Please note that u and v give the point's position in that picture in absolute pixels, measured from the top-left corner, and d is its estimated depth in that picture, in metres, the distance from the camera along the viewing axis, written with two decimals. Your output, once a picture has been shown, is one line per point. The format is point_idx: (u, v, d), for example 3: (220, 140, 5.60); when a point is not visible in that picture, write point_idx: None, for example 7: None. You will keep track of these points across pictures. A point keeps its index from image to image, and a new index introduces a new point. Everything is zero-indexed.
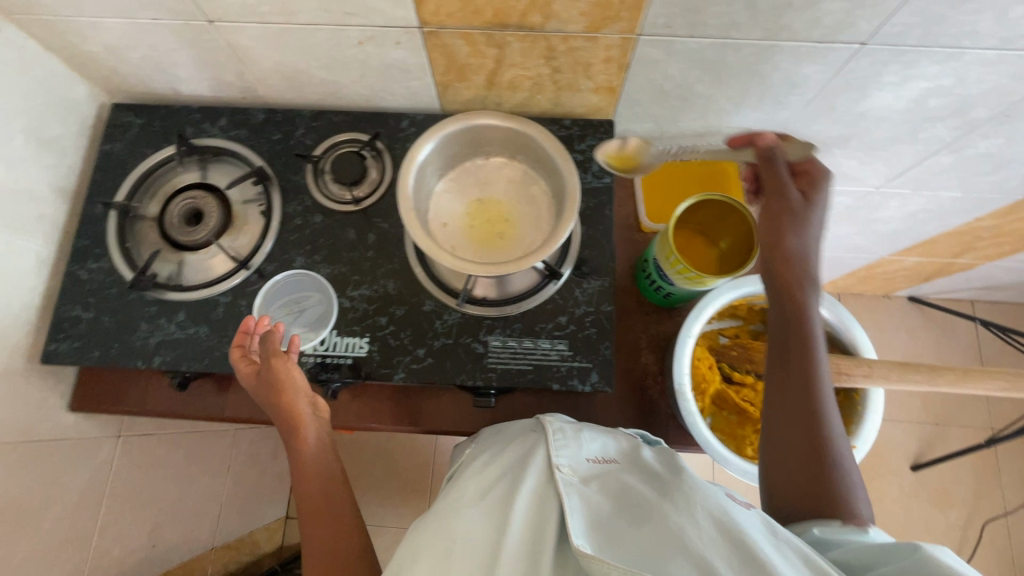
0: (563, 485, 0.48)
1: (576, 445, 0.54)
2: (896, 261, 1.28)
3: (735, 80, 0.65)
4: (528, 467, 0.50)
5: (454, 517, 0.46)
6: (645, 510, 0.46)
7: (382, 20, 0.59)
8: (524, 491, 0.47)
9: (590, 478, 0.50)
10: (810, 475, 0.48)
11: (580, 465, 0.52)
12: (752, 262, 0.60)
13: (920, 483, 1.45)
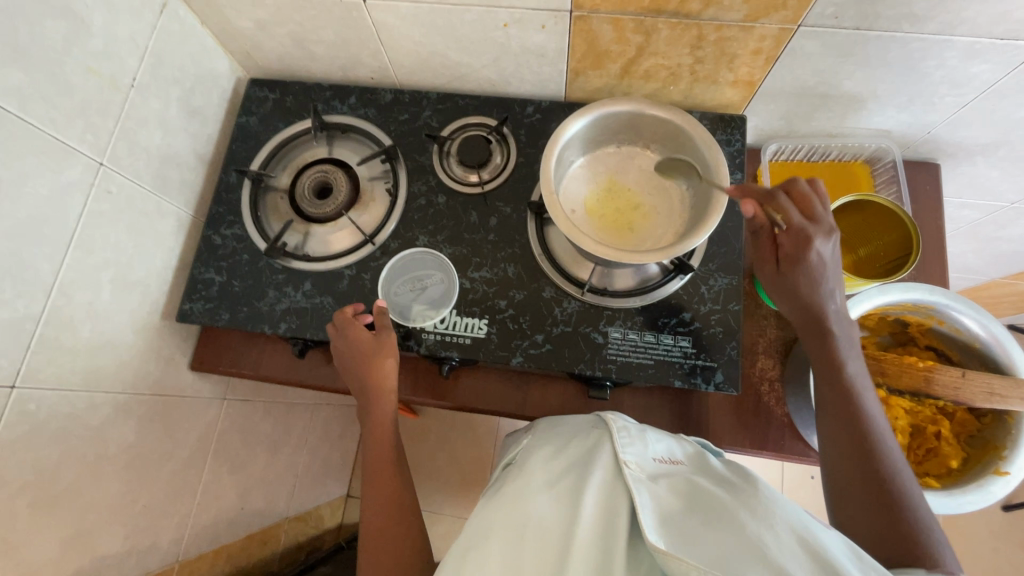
0: (631, 480, 0.46)
1: (642, 444, 0.52)
2: (1007, 285, 1.20)
3: (890, 78, 0.62)
4: (594, 461, 0.48)
5: (522, 500, 0.44)
6: (716, 509, 0.43)
7: (536, 3, 0.59)
8: (592, 484, 0.45)
9: (658, 477, 0.47)
10: (871, 506, 0.46)
11: (647, 464, 0.49)
12: (909, 269, 0.57)
13: (1011, 525, 1.35)
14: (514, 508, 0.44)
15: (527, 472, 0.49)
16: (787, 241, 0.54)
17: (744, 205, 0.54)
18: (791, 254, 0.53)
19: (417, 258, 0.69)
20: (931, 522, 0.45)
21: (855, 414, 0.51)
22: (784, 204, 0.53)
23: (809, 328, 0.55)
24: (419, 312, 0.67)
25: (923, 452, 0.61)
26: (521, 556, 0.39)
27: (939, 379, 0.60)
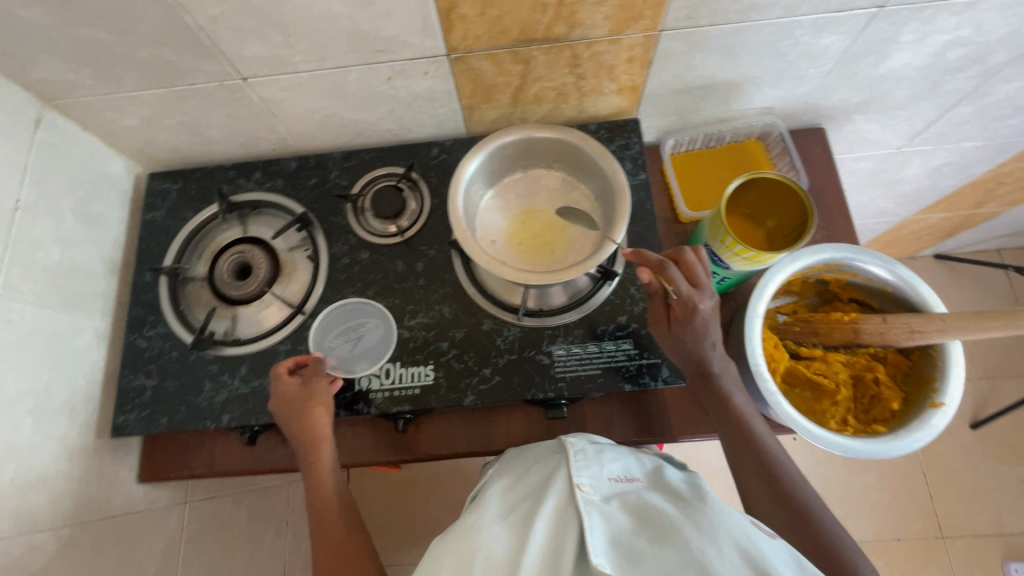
0: (583, 503, 0.47)
1: (599, 465, 0.53)
2: (921, 219, 1.28)
3: (756, 61, 0.66)
4: (548, 487, 0.50)
5: (475, 532, 0.45)
6: (664, 524, 0.44)
7: (412, 53, 0.60)
8: (542, 511, 0.46)
9: (611, 496, 0.49)
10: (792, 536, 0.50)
11: (602, 484, 0.51)
12: (811, 234, 0.59)
13: (982, 440, 1.42)
14: (465, 539, 0.45)
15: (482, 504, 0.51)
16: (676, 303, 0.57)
17: (641, 273, 0.56)
18: (681, 317, 0.57)
19: (349, 308, 0.68)
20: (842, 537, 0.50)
21: (752, 447, 0.55)
22: (675, 274, 0.56)
23: (696, 377, 0.59)
24: (362, 372, 0.66)
25: (868, 400, 0.64)
26: None
27: (866, 328, 0.64)
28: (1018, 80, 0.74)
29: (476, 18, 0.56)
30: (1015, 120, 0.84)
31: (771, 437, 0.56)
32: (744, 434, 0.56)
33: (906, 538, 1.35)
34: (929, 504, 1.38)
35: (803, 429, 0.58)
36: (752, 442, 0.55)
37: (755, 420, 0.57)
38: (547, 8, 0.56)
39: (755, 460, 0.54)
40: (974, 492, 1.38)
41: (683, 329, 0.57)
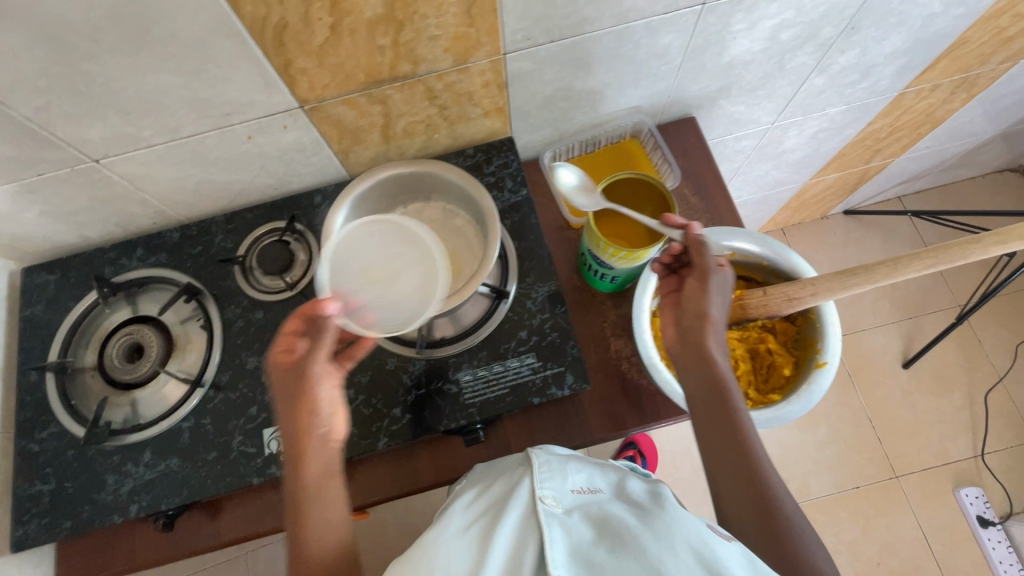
0: (546, 517, 0.47)
1: (563, 477, 0.54)
2: (818, 182, 1.35)
3: (606, 67, 0.69)
4: (511, 500, 0.49)
5: (436, 547, 0.45)
6: (626, 535, 0.45)
7: (263, 110, 0.60)
8: (504, 526, 0.46)
9: (574, 509, 0.49)
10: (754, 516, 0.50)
11: (566, 498, 0.51)
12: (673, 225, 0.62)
13: (916, 376, 1.49)
14: (429, 552, 0.44)
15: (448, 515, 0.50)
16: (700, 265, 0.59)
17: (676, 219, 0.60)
18: (721, 283, 0.59)
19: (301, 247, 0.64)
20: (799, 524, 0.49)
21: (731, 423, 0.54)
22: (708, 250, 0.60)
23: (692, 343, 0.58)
24: (271, 435, 0.65)
25: (766, 369, 0.67)
26: None
27: (751, 302, 0.66)
28: (854, 48, 0.80)
29: (317, 68, 0.57)
30: (865, 82, 0.91)
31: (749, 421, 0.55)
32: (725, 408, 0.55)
33: (865, 485, 1.40)
34: (879, 447, 1.44)
35: None
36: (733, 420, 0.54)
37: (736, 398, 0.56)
38: (385, 50, 0.57)
39: (731, 436, 0.53)
40: (917, 427, 1.45)
41: (722, 294, 0.58)
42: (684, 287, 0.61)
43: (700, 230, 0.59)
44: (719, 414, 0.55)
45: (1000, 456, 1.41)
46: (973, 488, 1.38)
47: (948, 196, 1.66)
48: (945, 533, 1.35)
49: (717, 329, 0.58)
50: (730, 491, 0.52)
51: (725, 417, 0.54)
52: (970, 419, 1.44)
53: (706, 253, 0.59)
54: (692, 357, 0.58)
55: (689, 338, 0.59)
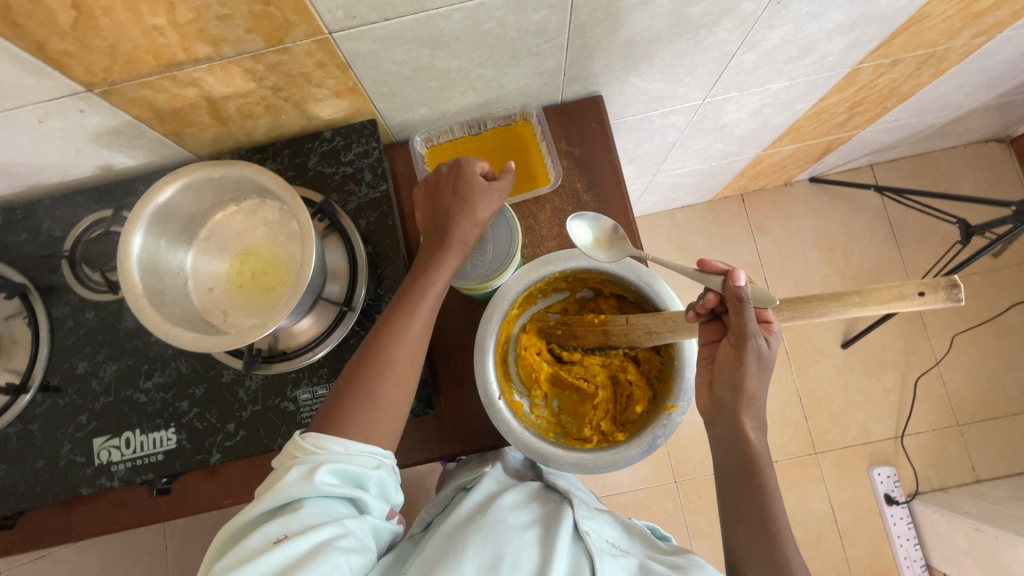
0: (593, 550, 0.57)
1: (599, 525, 0.63)
2: (775, 152, 1.24)
3: (473, 46, 0.59)
4: (561, 525, 0.59)
5: (506, 549, 0.55)
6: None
7: (40, 94, 0.51)
8: (560, 549, 0.56)
9: (614, 553, 0.58)
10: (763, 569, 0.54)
11: (603, 541, 0.60)
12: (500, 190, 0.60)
13: (853, 357, 1.47)
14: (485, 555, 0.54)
15: (498, 510, 0.61)
16: (733, 321, 0.54)
17: (738, 274, 0.53)
18: (756, 354, 0.55)
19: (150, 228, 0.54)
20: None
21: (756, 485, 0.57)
22: (749, 312, 0.53)
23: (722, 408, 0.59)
24: (101, 445, 0.62)
25: (624, 400, 0.63)
26: None
27: (613, 329, 0.61)
28: (785, 25, 0.68)
29: (83, 50, 0.47)
30: (807, 58, 0.79)
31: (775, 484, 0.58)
32: (753, 468, 0.57)
33: (783, 460, 1.43)
34: (804, 424, 1.45)
35: (540, 453, 0.57)
36: (758, 479, 0.57)
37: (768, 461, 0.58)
38: (166, 31, 0.47)
39: (749, 493, 0.57)
40: (845, 406, 1.45)
41: (761, 361, 0.56)
42: (722, 348, 0.58)
43: (742, 286, 0.53)
44: (749, 482, 0.57)
45: (919, 437, 1.42)
46: (887, 467, 1.40)
47: (922, 167, 1.54)
48: (851, 507, 1.40)
49: (752, 404, 0.58)
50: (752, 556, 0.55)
51: (751, 479, 0.57)
52: (898, 402, 1.44)
53: (744, 314, 0.53)
54: (718, 425, 0.60)
55: (721, 406, 0.59)
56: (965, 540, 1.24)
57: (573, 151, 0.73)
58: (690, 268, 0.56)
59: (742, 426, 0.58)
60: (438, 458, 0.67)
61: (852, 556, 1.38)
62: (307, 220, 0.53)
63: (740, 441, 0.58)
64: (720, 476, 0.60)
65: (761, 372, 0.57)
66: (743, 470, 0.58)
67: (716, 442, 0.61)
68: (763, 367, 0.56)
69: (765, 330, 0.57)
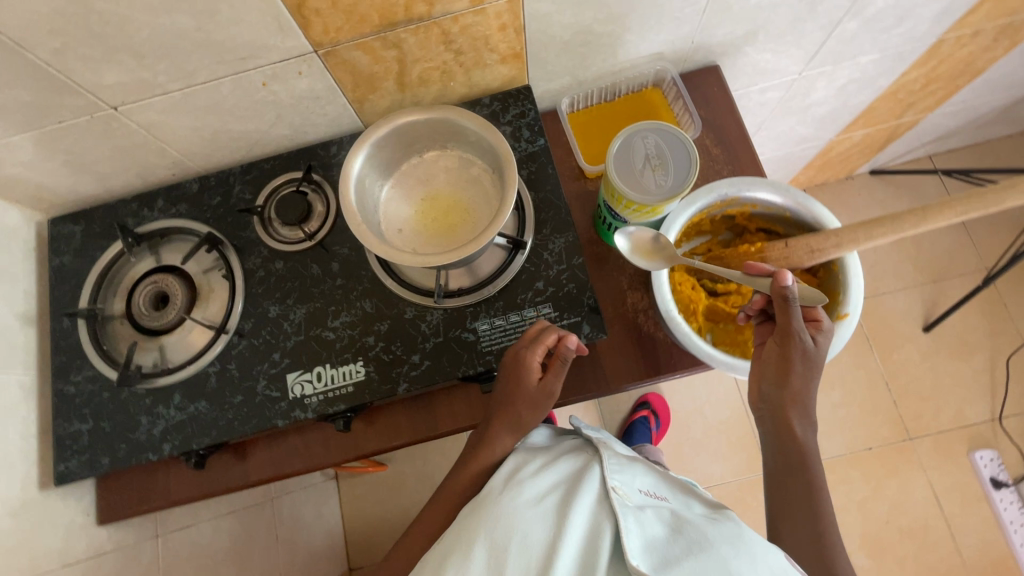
0: (619, 506, 0.54)
1: (631, 475, 0.61)
2: (847, 138, 1.30)
3: (629, 9, 0.67)
4: (585, 483, 0.56)
5: (518, 511, 0.53)
6: (697, 537, 0.52)
7: (278, 55, 0.59)
8: (581, 506, 0.54)
9: (644, 505, 0.56)
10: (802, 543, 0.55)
11: (634, 492, 0.58)
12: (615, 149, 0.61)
13: (936, 341, 1.46)
14: (505, 521, 0.52)
15: (521, 473, 0.58)
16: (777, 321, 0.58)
17: (782, 274, 0.56)
18: (800, 351, 0.58)
19: (367, 161, 0.62)
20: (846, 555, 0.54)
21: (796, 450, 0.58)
22: (793, 311, 0.57)
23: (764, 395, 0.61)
24: (295, 379, 0.67)
25: None
26: (508, 564, 0.50)
27: (771, 256, 0.65)
28: None
29: (330, 10, 0.55)
30: (901, 28, 0.86)
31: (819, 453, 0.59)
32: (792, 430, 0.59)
33: (877, 447, 1.40)
34: (894, 409, 1.43)
35: (723, 364, 0.63)
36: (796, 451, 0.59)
37: (808, 442, 0.59)
38: None
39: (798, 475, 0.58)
40: (935, 390, 1.43)
41: (804, 361, 0.59)
42: (767, 344, 0.61)
43: (790, 286, 0.57)
44: (795, 479, 0.58)
45: (1017, 419, 1.39)
46: (989, 450, 1.38)
47: (981, 155, 1.59)
48: (956, 495, 1.36)
49: (799, 402, 0.59)
50: (792, 540, 0.56)
51: (794, 446, 0.59)
52: (990, 384, 1.42)
53: (789, 312, 0.57)
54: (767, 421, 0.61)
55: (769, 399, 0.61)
56: None
57: (699, 112, 0.79)
58: (737, 273, 0.62)
59: (789, 424, 0.59)
60: (600, 394, 0.69)
61: (964, 547, 1.33)
62: (509, 154, 0.60)
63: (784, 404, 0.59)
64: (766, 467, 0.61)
65: (810, 365, 0.59)
66: (790, 467, 0.58)
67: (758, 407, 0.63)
68: (808, 363, 0.59)
69: (812, 329, 0.61)
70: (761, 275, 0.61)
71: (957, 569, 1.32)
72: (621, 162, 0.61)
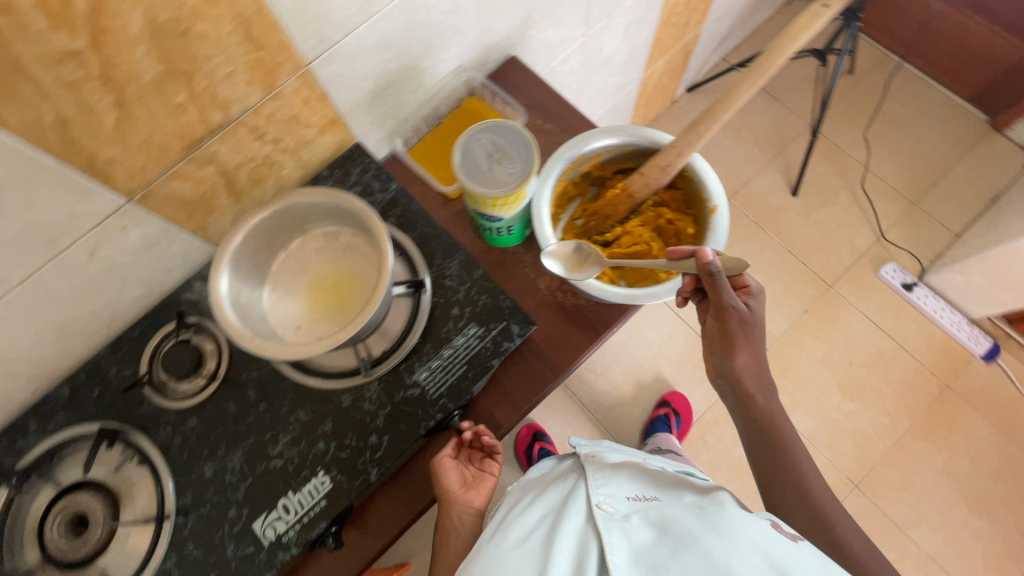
0: (603, 523, 0.62)
1: (616, 489, 0.69)
2: (653, 71, 1.45)
3: (412, 39, 0.70)
4: (570, 509, 0.65)
5: (502, 555, 0.62)
6: (681, 532, 0.57)
7: (92, 220, 0.56)
8: (563, 533, 0.61)
9: (630, 512, 0.64)
10: (793, 502, 0.66)
11: (620, 503, 0.66)
12: (459, 161, 0.63)
13: (806, 199, 1.65)
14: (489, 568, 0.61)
15: (511, 524, 0.67)
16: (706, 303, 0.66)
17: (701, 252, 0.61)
18: (737, 319, 0.66)
19: (235, 275, 0.60)
20: (824, 500, 0.65)
21: (754, 412, 0.70)
22: (719, 283, 0.63)
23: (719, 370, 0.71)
24: (263, 524, 0.61)
25: (675, 238, 0.73)
26: None
27: (634, 188, 0.71)
28: None
29: (124, 153, 0.53)
30: None
31: (781, 412, 0.70)
32: (743, 391, 0.70)
33: (811, 307, 1.54)
34: (807, 269, 1.58)
35: (643, 297, 0.67)
36: (758, 415, 0.70)
37: (773, 404, 0.70)
38: (186, 106, 0.55)
39: (766, 436, 0.69)
40: (827, 238, 1.60)
41: (745, 328, 0.67)
42: (710, 323, 0.70)
43: (711, 261, 0.61)
44: (767, 441, 0.69)
45: (895, 229, 1.59)
46: (890, 263, 1.56)
47: (759, 40, 1.82)
48: (887, 314, 1.52)
49: (750, 372, 0.69)
50: (789, 506, 0.66)
51: (754, 407, 0.70)
52: (862, 212, 1.62)
53: (716, 287, 0.63)
54: (732, 394, 0.72)
55: (727, 373, 0.71)
56: (983, 277, 1.38)
57: (520, 99, 0.85)
58: (661, 261, 0.65)
59: (749, 394, 0.70)
60: (558, 381, 0.71)
61: (914, 350, 1.49)
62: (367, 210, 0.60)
63: (733, 366, 0.69)
64: (742, 432, 0.73)
65: (750, 332, 0.68)
66: (760, 435, 0.70)
67: (715, 371, 0.73)
68: (747, 330, 0.67)
69: (744, 294, 0.69)
70: (681, 256, 0.65)
71: (920, 372, 1.47)
72: (468, 169, 0.63)
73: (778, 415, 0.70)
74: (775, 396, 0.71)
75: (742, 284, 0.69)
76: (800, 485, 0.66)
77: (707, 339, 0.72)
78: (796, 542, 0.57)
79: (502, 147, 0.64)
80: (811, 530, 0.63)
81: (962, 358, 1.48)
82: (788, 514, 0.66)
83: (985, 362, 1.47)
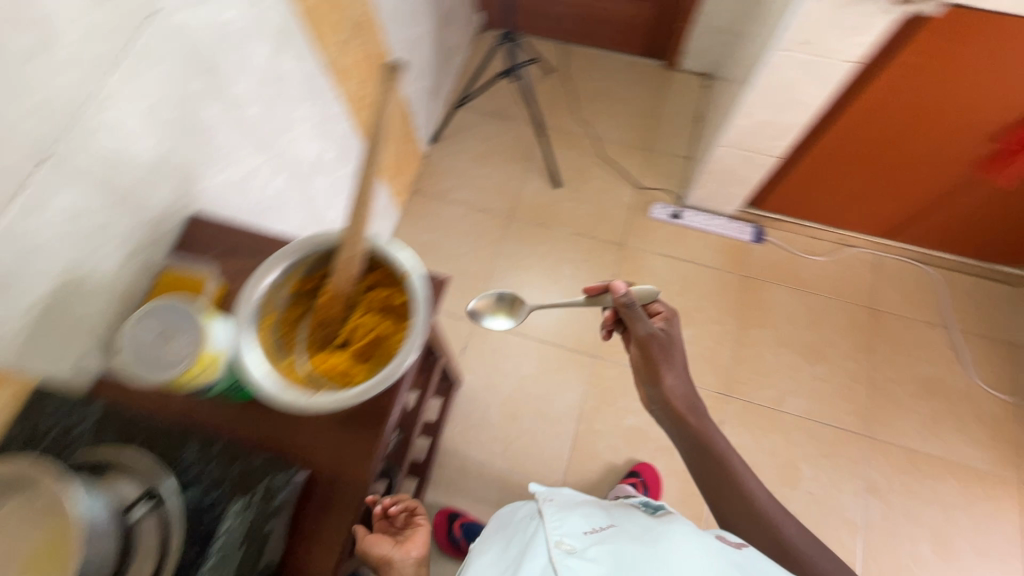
0: (562, 555, 0.76)
1: (575, 527, 0.83)
2: (379, 146, 1.52)
3: (48, 262, 0.66)
4: (538, 543, 0.79)
5: None
6: (630, 552, 0.72)
7: None
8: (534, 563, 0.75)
9: (588, 539, 0.78)
10: (737, 509, 0.82)
11: (579, 534, 0.81)
12: (130, 357, 0.62)
13: (570, 184, 1.83)
14: None
15: None
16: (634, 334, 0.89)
17: (619, 289, 0.89)
18: (653, 339, 0.88)
19: None
20: (761, 503, 0.82)
21: (695, 433, 0.87)
22: (636, 315, 0.87)
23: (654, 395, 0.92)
24: None
25: (398, 308, 0.73)
26: None
27: (334, 288, 0.70)
28: (234, 75, 0.91)
29: None
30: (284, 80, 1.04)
31: (719, 436, 0.87)
32: (678, 411, 0.88)
33: (618, 269, 1.71)
34: (599, 241, 1.75)
35: (376, 382, 0.63)
36: (697, 434, 0.87)
37: (713, 432, 0.88)
38: None
39: (703, 457, 0.86)
40: (601, 207, 1.79)
41: (665, 347, 0.88)
42: (637, 355, 0.92)
43: (624, 294, 0.88)
44: (707, 461, 0.85)
45: (646, 174, 1.82)
46: (657, 204, 1.78)
47: (467, 75, 2.02)
48: (674, 243, 1.73)
49: (678, 396, 0.89)
50: (733, 510, 0.82)
51: (691, 428, 0.88)
52: (615, 174, 1.83)
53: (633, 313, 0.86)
54: (670, 418, 0.90)
55: (660, 399, 0.90)
56: (715, 185, 1.63)
57: (215, 251, 0.84)
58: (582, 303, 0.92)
59: (681, 415, 0.89)
60: (360, 493, 0.69)
61: (707, 261, 1.71)
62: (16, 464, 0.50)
63: (662, 388, 0.90)
64: (683, 456, 0.89)
65: (677, 365, 0.89)
66: (696, 452, 0.87)
67: (652, 400, 0.92)
68: (666, 351, 0.89)
69: (662, 322, 0.92)
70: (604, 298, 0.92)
71: (722, 276, 1.69)
72: (143, 363, 0.62)
73: (714, 436, 0.87)
74: (706, 418, 0.89)
75: (654, 313, 0.93)
76: (735, 486, 0.83)
77: (638, 370, 0.94)
78: (738, 548, 0.74)
79: (170, 324, 0.64)
80: (748, 521, 0.81)
81: (744, 248, 1.72)
82: (735, 521, 0.82)
83: (757, 243, 1.73)
